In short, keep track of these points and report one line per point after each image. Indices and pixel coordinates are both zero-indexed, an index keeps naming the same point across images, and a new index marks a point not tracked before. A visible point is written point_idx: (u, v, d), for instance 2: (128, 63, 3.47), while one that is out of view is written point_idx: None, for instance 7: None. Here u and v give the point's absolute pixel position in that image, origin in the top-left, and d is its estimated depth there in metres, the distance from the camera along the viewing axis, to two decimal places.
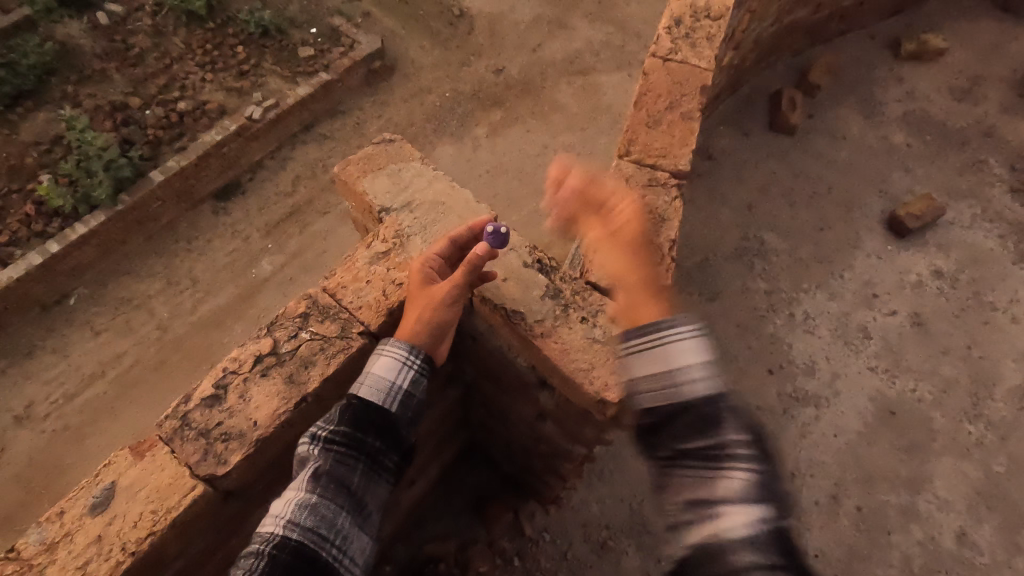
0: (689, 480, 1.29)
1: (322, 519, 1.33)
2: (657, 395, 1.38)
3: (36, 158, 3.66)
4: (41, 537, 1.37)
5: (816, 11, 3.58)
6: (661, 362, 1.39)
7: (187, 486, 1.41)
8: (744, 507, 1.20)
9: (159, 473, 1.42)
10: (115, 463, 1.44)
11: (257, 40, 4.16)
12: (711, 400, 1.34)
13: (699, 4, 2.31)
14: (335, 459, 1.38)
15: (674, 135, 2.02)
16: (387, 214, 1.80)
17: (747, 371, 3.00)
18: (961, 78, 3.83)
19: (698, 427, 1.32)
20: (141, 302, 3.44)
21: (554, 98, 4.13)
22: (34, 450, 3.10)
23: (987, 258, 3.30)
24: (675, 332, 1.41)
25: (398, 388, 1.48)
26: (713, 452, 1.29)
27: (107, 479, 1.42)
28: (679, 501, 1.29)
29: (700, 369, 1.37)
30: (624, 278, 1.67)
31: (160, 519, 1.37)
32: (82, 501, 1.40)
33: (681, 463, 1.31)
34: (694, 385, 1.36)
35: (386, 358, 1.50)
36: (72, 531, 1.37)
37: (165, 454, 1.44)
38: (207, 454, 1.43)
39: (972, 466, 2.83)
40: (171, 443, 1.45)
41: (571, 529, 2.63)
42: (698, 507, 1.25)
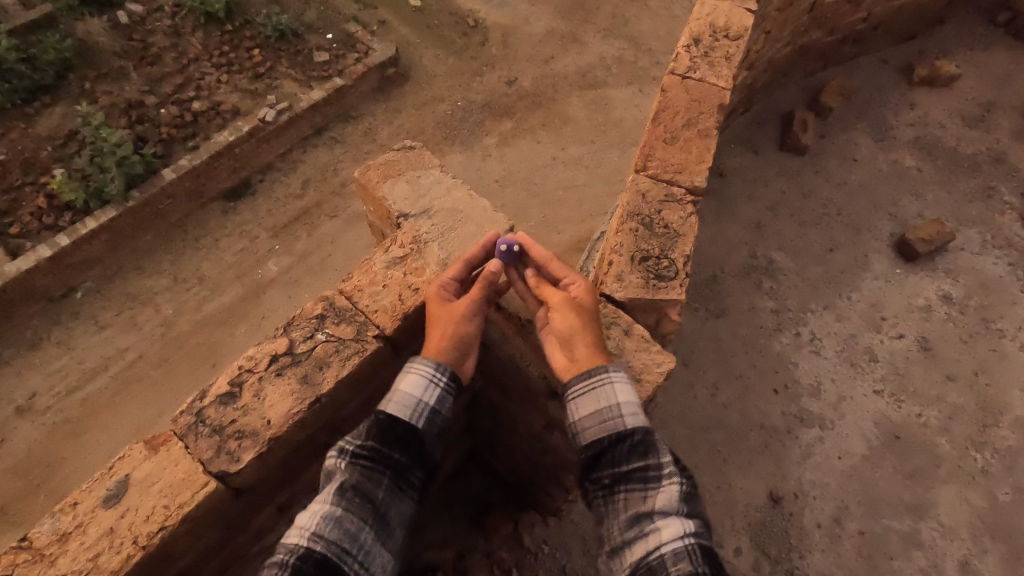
0: (629, 504, 1.39)
1: (346, 532, 1.33)
2: (600, 428, 1.48)
3: (50, 152, 3.71)
4: (53, 527, 1.37)
5: (830, 33, 3.60)
6: (602, 398, 1.50)
7: (200, 483, 1.41)
8: (678, 522, 1.33)
9: (172, 469, 1.43)
10: (129, 457, 1.45)
11: (273, 44, 4.21)
12: (646, 430, 1.46)
13: (717, 24, 2.33)
14: (361, 473, 1.40)
15: (690, 152, 2.03)
16: (405, 220, 1.82)
17: (751, 389, 2.99)
18: (973, 105, 3.84)
19: (637, 455, 1.43)
20: (148, 298, 3.47)
21: (565, 111, 4.17)
22: (34, 441, 3.11)
23: (995, 285, 3.29)
24: (615, 374, 1.53)
25: (425, 405, 1.51)
26: (650, 476, 1.40)
27: (121, 472, 1.43)
28: (621, 524, 1.39)
29: (636, 402, 1.50)
30: (586, 352, 1.55)
31: (172, 514, 1.38)
32: (96, 492, 1.40)
33: (621, 489, 1.41)
34: (633, 418, 1.47)
35: (413, 376, 1.52)
36: (84, 523, 1.37)
37: (179, 449, 1.45)
38: (220, 450, 1.44)
39: (977, 493, 2.81)
40: (184, 438, 1.46)
41: (570, 542, 2.61)
42: (639, 527, 1.35)
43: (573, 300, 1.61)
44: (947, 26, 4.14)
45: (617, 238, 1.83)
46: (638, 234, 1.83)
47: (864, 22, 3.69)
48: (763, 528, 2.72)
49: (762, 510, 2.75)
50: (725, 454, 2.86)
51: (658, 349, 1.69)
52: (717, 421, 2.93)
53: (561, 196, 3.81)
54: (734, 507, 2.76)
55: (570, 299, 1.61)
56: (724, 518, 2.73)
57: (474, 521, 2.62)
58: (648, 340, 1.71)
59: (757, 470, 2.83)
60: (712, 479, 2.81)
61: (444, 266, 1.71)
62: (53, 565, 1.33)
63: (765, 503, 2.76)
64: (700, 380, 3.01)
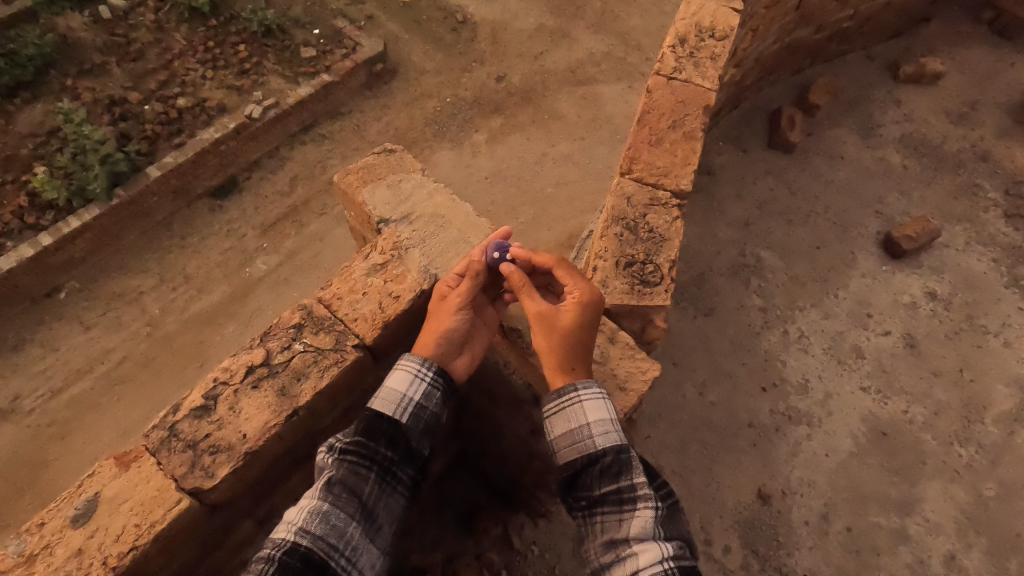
0: (605, 528, 1.38)
1: (333, 527, 1.31)
2: (573, 450, 1.46)
3: (31, 149, 3.63)
4: (20, 548, 1.33)
5: (818, 31, 3.60)
6: (573, 419, 1.47)
7: (172, 500, 1.38)
8: (655, 547, 1.30)
9: (143, 486, 1.39)
10: (99, 474, 1.41)
11: (259, 40, 4.14)
12: (619, 450, 1.44)
13: (703, 24, 2.31)
14: (348, 468, 1.38)
15: (677, 154, 2.01)
16: (386, 225, 1.78)
17: (740, 388, 2.99)
18: (958, 102, 3.86)
19: (610, 477, 1.41)
20: (133, 298, 3.41)
21: (554, 107, 4.14)
22: (17, 444, 3.05)
23: (981, 282, 3.32)
24: (586, 392, 1.49)
25: (409, 400, 1.48)
26: (625, 498, 1.38)
27: (90, 490, 1.39)
28: (598, 547, 1.38)
29: (609, 420, 1.47)
30: (551, 371, 1.52)
31: (143, 532, 1.34)
32: (64, 512, 1.36)
33: (598, 511, 1.40)
34: (604, 438, 1.44)
35: (400, 371, 1.51)
36: (52, 543, 1.34)
37: (151, 466, 1.41)
38: (193, 467, 1.41)
39: (962, 489, 2.83)
40: (157, 454, 1.42)
41: (561, 543, 2.60)
42: (616, 551, 1.33)
43: (553, 316, 1.54)
44: (934, 23, 4.16)
45: (602, 243, 1.82)
46: (623, 239, 1.81)
47: (851, 19, 3.69)
48: (752, 526, 2.72)
49: (750, 508, 2.75)
50: (714, 453, 2.86)
51: (643, 357, 1.68)
52: (706, 420, 2.92)
53: (551, 193, 3.79)
54: (723, 505, 2.76)
55: (550, 314, 1.54)
56: (713, 516, 2.73)
57: (463, 523, 2.61)
58: (634, 347, 1.69)
59: (746, 468, 2.83)
60: (701, 478, 2.81)
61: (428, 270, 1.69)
62: None
63: (752, 502, 2.77)
64: (690, 380, 3.00)
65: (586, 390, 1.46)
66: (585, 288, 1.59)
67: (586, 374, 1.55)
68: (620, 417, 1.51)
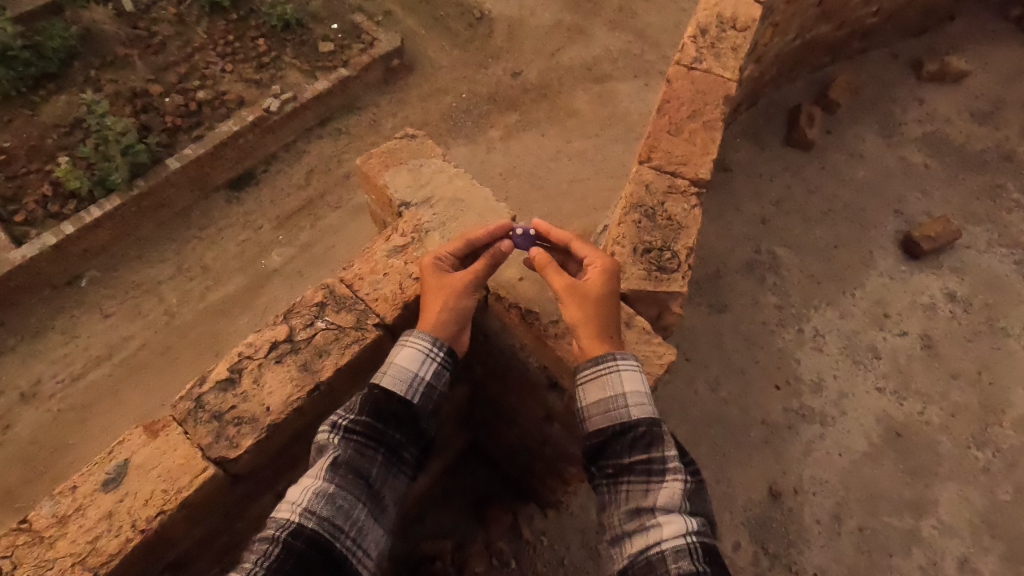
0: (631, 496, 1.39)
1: (339, 509, 1.33)
2: (605, 418, 1.48)
3: (56, 140, 3.71)
4: (53, 509, 1.38)
5: (839, 27, 3.56)
6: (609, 387, 1.49)
7: (197, 468, 1.41)
8: (680, 520, 1.33)
9: (171, 454, 1.43)
10: (129, 441, 1.45)
11: (279, 34, 4.19)
12: (652, 423, 1.46)
13: (725, 15, 2.31)
14: (355, 449, 1.40)
15: (695, 144, 2.01)
16: (406, 209, 1.80)
17: (751, 385, 2.98)
18: (982, 102, 3.80)
19: (641, 448, 1.43)
20: (152, 287, 3.48)
21: (570, 104, 4.14)
22: (38, 428, 3.13)
23: (1001, 284, 3.27)
24: (623, 362, 1.51)
25: (421, 380, 1.50)
26: (654, 469, 1.40)
27: (120, 456, 1.43)
28: (622, 515, 1.39)
29: (643, 393, 1.49)
30: (589, 341, 1.53)
31: (170, 498, 1.38)
32: (96, 476, 1.41)
33: (624, 480, 1.42)
34: (639, 409, 1.47)
35: (409, 349, 1.51)
36: (84, 505, 1.38)
37: (177, 434, 1.45)
38: (218, 437, 1.44)
39: (977, 492, 2.80)
40: (183, 424, 1.46)
41: (569, 535, 2.65)
42: (640, 520, 1.36)
43: (579, 285, 1.57)
44: (959, 21, 4.09)
45: (619, 229, 1.82)
46: (641, 226, 1.82)
47: (874, 16, 3.65)
48: (762, 523, 2.72)
49: (760, 505, 2.75)
50: (724, 450, 2.86)
51: (659, 341, 1.68)
52: (717, 416, 2.92)
53: (565, 189, 3.80)
54: (733, 502, 2.76)
55: (576, 283, 1.58)
56: (723, 512, 2.74)
57: (473, 512, 2.65)
58: (649, 331, 1.70)
59: (757, 465, 2.83)
60: (712, 474, 2.81)
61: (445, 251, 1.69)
62: (52, 547, 1.34)
63: (763, 499, 2.76)
64: (702, 375, 3.00)
65: (626, 360, 1.48)
66: (602, 257, 1.62)
67: (620, 344, 1.57)
68: (653, 393, 1.53)
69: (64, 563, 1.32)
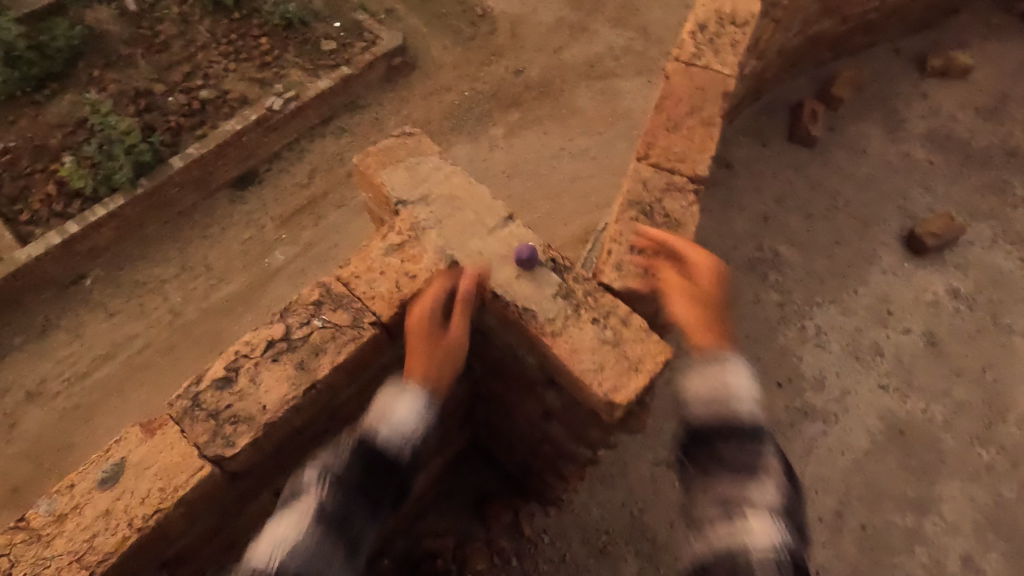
0: (726, 492, 1.44)
1: (321, 519, 1.35)
2: (712, 415, 1.52)
3: (60, 139, 3.72)
4: (51, 508, 1.38)
5: (842, 22, 3.54)
6: (722, 388, 1.53)
7: (194, 467, 1.42)
8: (772, 524, 1.37)
9: (167, 452, 1.43)
10: (125, 440, 1.45)
11: (281, 33, 4.19)
12: (758, 431, 1.51)
13: (725, 10, 2.29)
14: (353, 461, 1.41)
15: (694, 140, 2.00)
16: (402, 206, 1.70)
17: (753, 383, 2.97)
18: (987, 98, 3.77)
19: (744, 450, 1.49)
20: (155, 286, 3.49)
21: (572, 101, 4.13)
22: (44, 427, 3.15)
23: (1007, 280, 3.25)
24: (737, 366, 1.55)
25: (405, 438, 1.43)
26: (754, 473, 1.46)
27: (117, 455, 1.43)
28: (713, 507, 1.45)
29: (750, 396, 1.53)
30: (705, 337, 1.58)
31: (167, 496, 1.38)
32: (92, 475, 1.41)
33: (722, 477, 1.47)
34: (747, 413, 1.52)
35: (403, 407, 1.44)
36: (81, 504, 1.39)
37: (174, 433, 1.45)
38: (215, 435, 1.44)
39: (981, 490, 2.79)
40: (180, 423, 1.45)
41: (571, 532, 2.66)
42: (731, 516, 1.40)
43: (693, 283, 1.64)
44: (963, 16, 4.06)
45: (617, 227, 1.80)
46: (638, 223, 1.80)
47: (877, 11, 3.62)
48: None
49: None
50: None
51: (657, 339, 1.55)
52: None
53: (567, 187, 3.79)
54: None
55: (689, 284, 1.64)
56: None
57: (476, 510, 2.66)
58: (648, 329, 1.57)
59: None
60: None
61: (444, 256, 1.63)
62: (50, 545, 1.35)
63: None
64: None
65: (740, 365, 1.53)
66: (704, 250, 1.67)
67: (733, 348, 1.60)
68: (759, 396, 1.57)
69: (62, 561, 1.33)
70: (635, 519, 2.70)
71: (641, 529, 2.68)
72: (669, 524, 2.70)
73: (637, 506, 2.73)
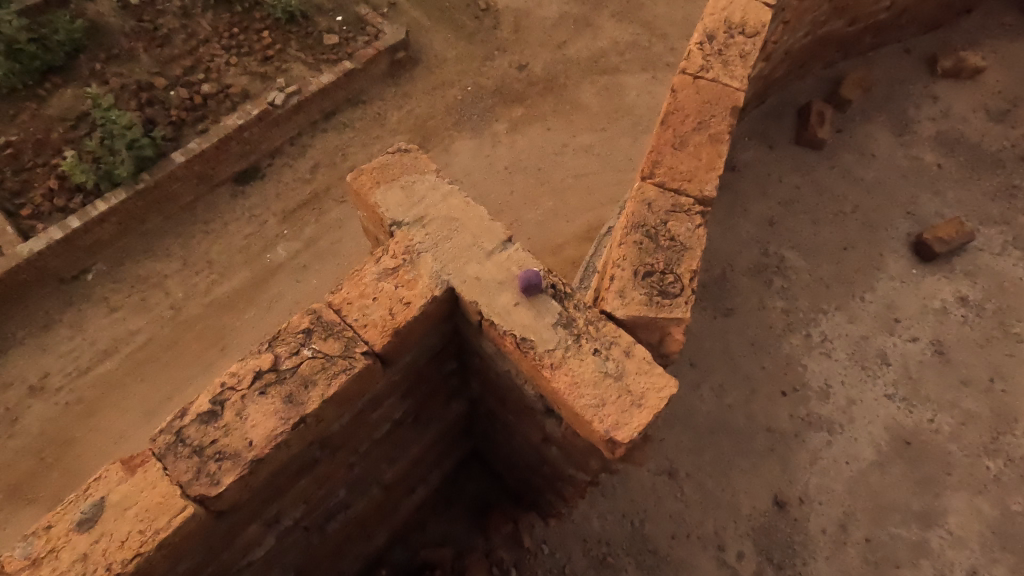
0: None
1: None
2: None
3: (61, 134, 3.67)
4: (27, 552, 1.31)
5: (854, 22, 3.46)
6: None
7: (177, 507, 1.34)
8: None
9: (148, 492, 1.35)
10: (105, 478, 1.37)
11: (283, 27, 4.12)
12: None
13: (733, 19, 2.22)
14: None
15: (701, 158, 1.94)
16: (398, 228, 1.65)
17: (757, 393, 2.92)
18: (1000, 99, 3.69)
19: None
20: (157, 282, 3.44)
21: (577, 97, 4.06)
22: (45, 422, 3.11)
23: (1017, 288, 3.18)
24: None
25: None
26: None
27: (96, 494, 1.36)
28: None
29: None
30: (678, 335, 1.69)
31: (146, 540, 1.31)
32: (70, 515, 1.34)
33: None
34: None
35: None
36: (58, 547, 1.32)
37: (156, 471, 1.38)
38: (198, 473, 1.37)
39: (988, 502, 2.74)
40: (162, 459, 1.38)
41: (571, 543, 2.62)
42: None
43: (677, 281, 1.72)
44: (976, 15, 3.97)
45: (620, 250, 1.72)
46: (643, 246, 1.72)
47: (889, 10, 3.54)
48: (767, 532, 2.67)
49: (765, 515, 2.70)
50: (729, 457, 2.80)
51: (660, 371, 1.49)
52: (722, 424, 2.86)
53: (571, 184, 3.73)
54: (738, 511, 2.71)
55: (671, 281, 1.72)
56: (727, 522, 2.68)
57: (475, 520, 2.63)
58: (651, 360, 1.51)
59: (762, 473, 2.77)
60: (715, 482, 2.75)
61: (439, 283, 1.56)
62: None
63: (768, 508, 2.71)
64: (707, 381, 2.94)
65: None
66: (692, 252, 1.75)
67: None
68: None
69: None
70: (637, 531, 2.66)
71: (642, 540, 2.64)
72: (671, 536, 2.65)
73: (639, 518, 2.68)
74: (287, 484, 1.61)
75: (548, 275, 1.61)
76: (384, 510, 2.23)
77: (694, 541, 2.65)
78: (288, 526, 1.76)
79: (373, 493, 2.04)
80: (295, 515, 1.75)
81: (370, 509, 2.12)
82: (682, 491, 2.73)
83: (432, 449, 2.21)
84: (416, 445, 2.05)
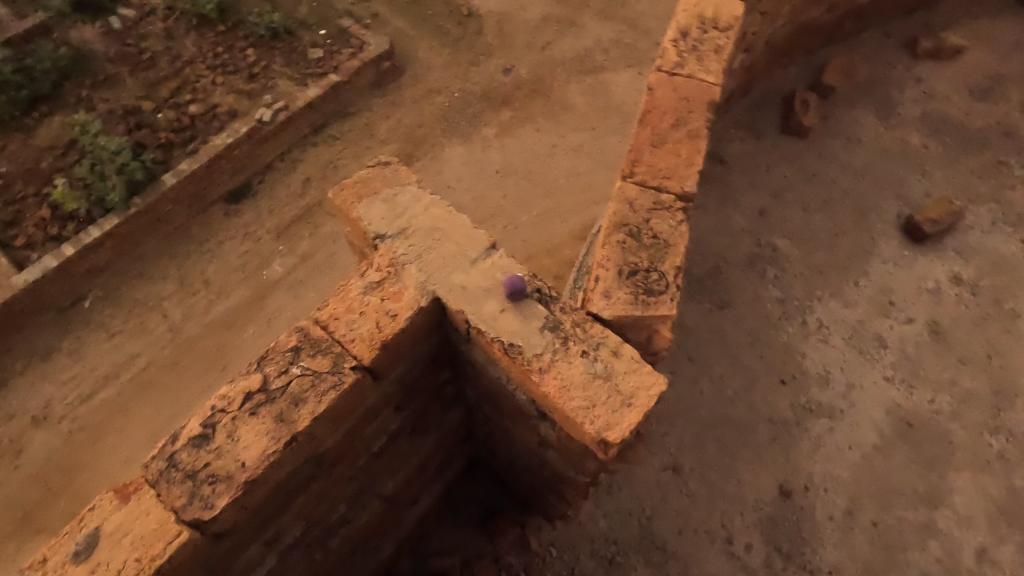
0: None
1: None
2: None
3: (51, 162, 3.67)
4: None
5: (833, 9, 3.48)
6: None
7: (171, 532, 1.34)
8: None
9: (143, 519, 1.36)
10: (100, 507, 1.37)
11: (266, 43, 4.13)
12: None
13: (707, 15, 2.24)
14: None
15: (681, 155, 1.95)
16: (381, 241, 1.65)
17: (756, 383, 2.92)
18: (982, 77, 3.71)
19: None
20: (153, 304, 3.44)
21: (564, 98, 4.07)
22: (49, 452, 3.11)
23: (1010, 264, 3.19)
24: None
25: None
26: None
27: (91, 524, 1.36)
28: None
29: None
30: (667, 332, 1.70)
31: (144, 567, 1.31)
32: (67, 547, 1.34)
33: None
34: None
35: None
36: None
37: (150, 498, 1.38)
38: (193, 497, 1.37)
39: (993, 480, 2.74)
40: (156, 486, 1.38)
41: (578, 544, 2.62)
42: None
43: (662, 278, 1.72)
44: None
45: (604, 251, 1.73)
46: (626, 246, 1.72)
47: None
48: (774, 523, 2.67)
49: (771, 505, 2.70)
50: (731, 449, 2.80)
51: (649, 369, 1.49)
52: (723, 415, 2.86)
53: (563, 184, 3.74)
54: (744, 502, 2.70)
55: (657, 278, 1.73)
56: (733, 514, 2.68)
57: (481, 526, 2.62)
58: (639, 359, 1.51)
59: (765, 464, 2.77)
60: (719, 474, 2.75)
61: (424, 293, 1.56)
62: None
63: (773, 498, 2.71)
64: (706, 375, 2.94)
65: None
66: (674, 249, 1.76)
67: None
68: None
69: None
70: (644, 527, 2.66)
71: (649, 537, 2.64)
72: (678, 531, 2.65)
73: (645, 514, 2.68)
74: (285, 504, 1.61)
75: (534, 279, 1.62)
76: (388, 522, 2.23)
77: (702, 535, 2.65)
78: (290, 546, 1.76)
79: (376, 506, 2.04)
80: (295, 534, 1.75)
81: (374, 522, 2.11)
82: (686, 485, 2.73)
83: (433, 459, 2.21)
84: (416, 456, 2.05)
